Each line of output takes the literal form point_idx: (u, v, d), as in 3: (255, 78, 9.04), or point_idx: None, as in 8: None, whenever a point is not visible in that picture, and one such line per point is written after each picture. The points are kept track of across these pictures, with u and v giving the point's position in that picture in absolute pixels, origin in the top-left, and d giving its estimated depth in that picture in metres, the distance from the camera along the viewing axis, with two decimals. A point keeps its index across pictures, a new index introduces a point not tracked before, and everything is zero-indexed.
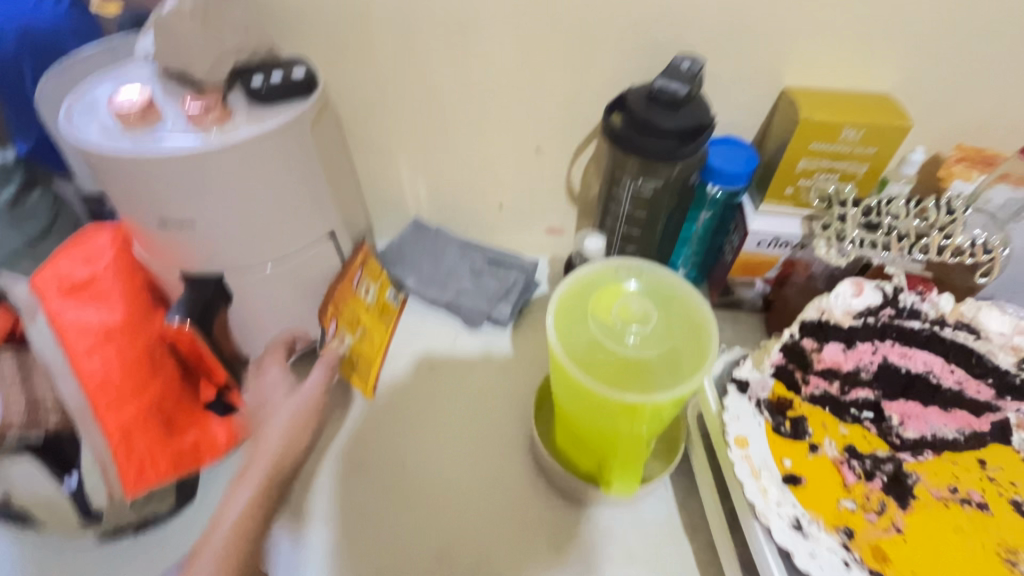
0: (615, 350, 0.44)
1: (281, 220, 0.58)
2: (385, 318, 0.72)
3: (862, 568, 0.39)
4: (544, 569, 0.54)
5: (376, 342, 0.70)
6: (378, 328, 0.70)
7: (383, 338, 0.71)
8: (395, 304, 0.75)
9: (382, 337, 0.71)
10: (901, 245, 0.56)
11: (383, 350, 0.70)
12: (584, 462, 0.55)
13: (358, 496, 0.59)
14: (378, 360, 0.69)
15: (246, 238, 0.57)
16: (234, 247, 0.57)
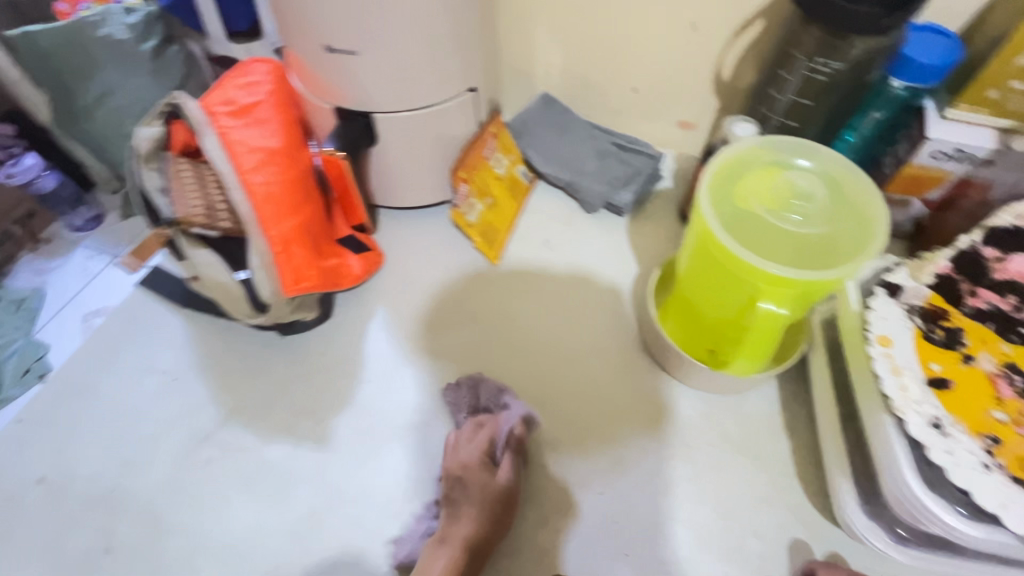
0: (767, 223, 0.43)
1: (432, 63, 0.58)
2: (513, 190, 0.74)
3: (1004, 474, 0.37)
4: (642, 435, 0.56)
5: (506, 213, 0.71)
6: (508, 200, 0.72)
7: (512, 210, 0.72)
8: (525, 181, 0.76)
9: (513, 210, 0.72)
10: None
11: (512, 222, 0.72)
12: (699, 344, 0.56)
13: (467, 339, 0.63)
14: (508, 229, 0.71)
15: (398, 77, 0.58)
16: (386, 84, 0.58)
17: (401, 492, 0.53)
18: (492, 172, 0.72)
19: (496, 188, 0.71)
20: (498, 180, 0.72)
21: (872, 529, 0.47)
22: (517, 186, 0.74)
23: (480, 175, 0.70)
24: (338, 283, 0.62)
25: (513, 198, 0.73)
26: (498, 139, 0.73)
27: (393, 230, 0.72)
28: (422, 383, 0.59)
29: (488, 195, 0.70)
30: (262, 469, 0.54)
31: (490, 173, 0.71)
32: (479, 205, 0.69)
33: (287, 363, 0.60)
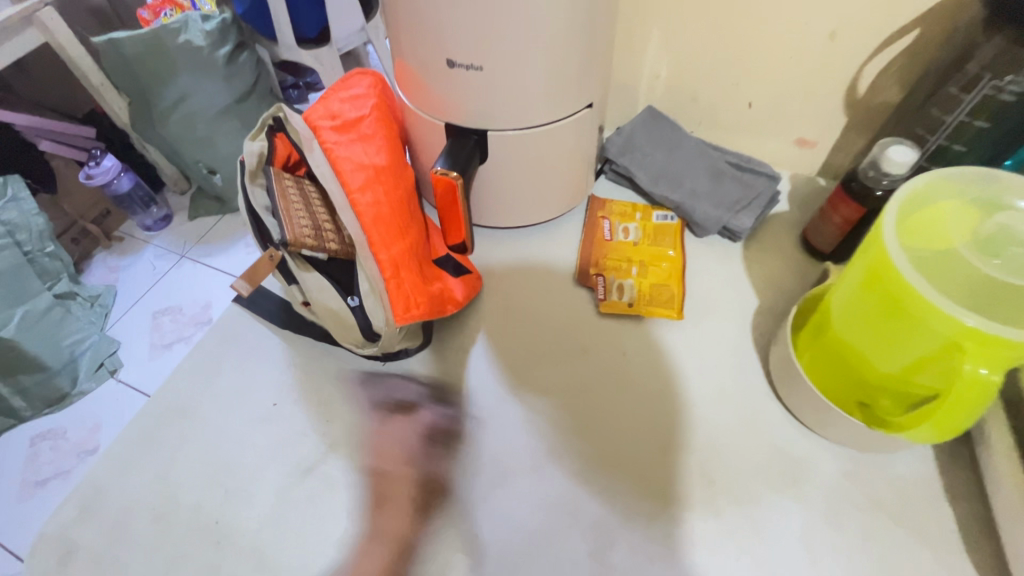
0: (978, 273, 0.37)
1: (555, 76, 0.55)
2: (660, 246, 0.67)
3: None
4: (778, 494, 0.50)
5: (659, 271, 0.65)
6: (655, 257, 0.66)
7: (670, 267, 0.65)
8: (666, 228, 0.69)
9: (668, 263, 0.65)
10: None
11: (673, 272, 0.65)
12: (846, 395, 0.50)
13: (576, 371, 0.59)
14: (675, 286, 0.63)
15: (519, 93, 0.55)
16: (505, 100, 0.55)
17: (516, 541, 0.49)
18: (626, 244, 0.67)
19: (640, 258, 0.66)
20: (635, 248, 0.67)
21: None
22: (662, 238, 0.68)
23: (619, 251, 0.67)
24: (443, 309, 0.58)
25: (660, 254, 0.66)
26: (612, 215, 0.70)
27: (490, 251, 0.69)
28: (531, 421, 0.55)
29: (634, 269, 0.65)
30: (366, 507, 0.51)
31: (624, 248, 0.67)
32: (626, 283, 0.64)
33: (388, 394, 0.57)
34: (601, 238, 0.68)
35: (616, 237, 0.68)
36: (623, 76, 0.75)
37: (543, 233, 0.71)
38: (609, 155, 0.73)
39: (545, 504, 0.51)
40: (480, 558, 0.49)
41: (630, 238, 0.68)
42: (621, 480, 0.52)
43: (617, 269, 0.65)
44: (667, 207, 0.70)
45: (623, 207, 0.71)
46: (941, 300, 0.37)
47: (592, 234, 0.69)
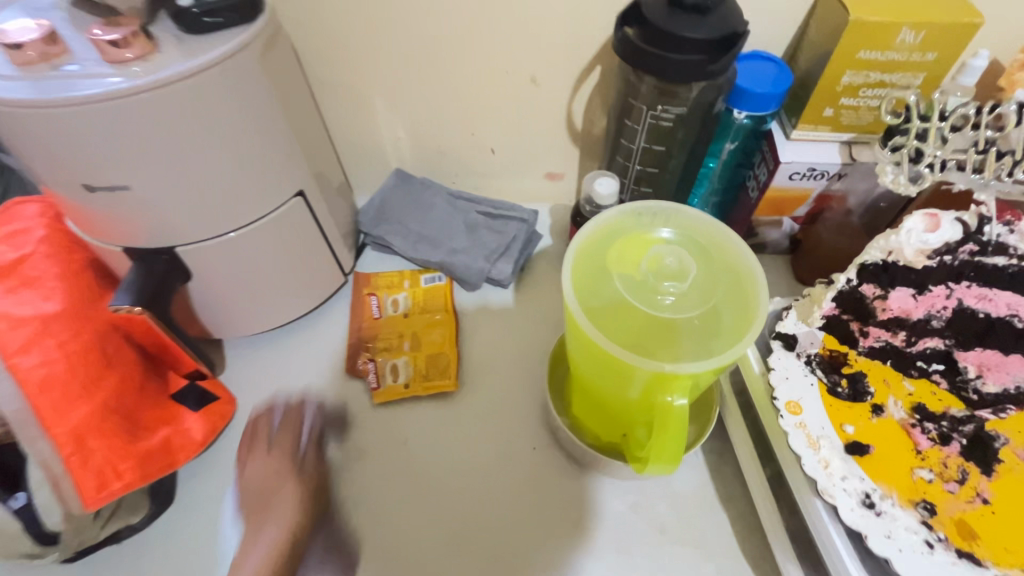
0: (649, 316, 0.37)
1: (241, 176, 0.48)
2: (432, 310, 0.64)
3: (951, 550, 0.32)
4: (572, 551, 0.49)
5: (433, 340, 0.61)
6: (426, 325, 0.62)
7: (443, 331, 0.62)
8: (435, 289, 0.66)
9: (443, 327, 0.62)
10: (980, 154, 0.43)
11: (446, 336, 0.61)
12: (608, 434, 0.49)
13: (354, 481, 0.53)
14: (448, 350, 0.60)
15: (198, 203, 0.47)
16: (183, 212, 0.47)
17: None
18: (398, 315, 0.64)
19: (411, 329, 0.62)
20: (404, 320, 0.63)
21: None
22: (434, 301, 0.65)
23: (388, 327, 0.63)
24: (173, 461, 0.50)
25: (433, 319, 0.63)
26: (378, 287, 0.66)
27: (247, 365, 0.61)
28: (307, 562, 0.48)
29: (405, 343, 0.61)
30: None
31: (394, 321, 0.63)
32: (398, 361, 0.60)
33: None
34: (367, 318, 0.63)
35: (385, 312, 0.64)
36: (363, 140, 0.70)
37: (307, 325, 0.64)
38: (366, 230, 0.69)
39: None
40: None
41: (399, 309, 0.64)
42: None
43: (387, 348, 0.61)
44: (433, 268, 0.67)
45: (390, 276, 0.67)
46: (619, 351, 0.36)
47: (357, 315, 0.64)
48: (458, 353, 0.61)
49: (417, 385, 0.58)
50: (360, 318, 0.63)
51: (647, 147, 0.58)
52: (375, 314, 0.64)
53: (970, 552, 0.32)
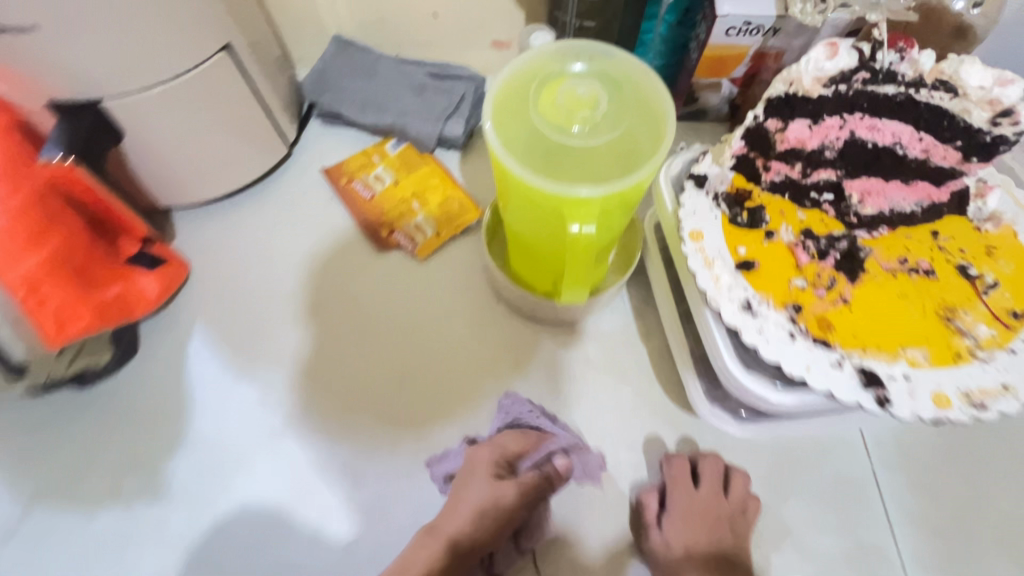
0: (555, 141, 0.39)
1: (158, 26, 0.46)
2: (415, 173, 0.65)
3: (808, 339, 0.38)
4: (506, 383, 0.54)
5: (434, 189, 0.64)
6: (423, 183, 0.65)
7: (437, 183, 0.65)
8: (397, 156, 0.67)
9: (434, 175, 0.65)
10: None
11: (443, 183, 0.65)
12: (538, 283, 0.53)
13: (310, 334, 0.57)
14: (453, 190, 0.64)
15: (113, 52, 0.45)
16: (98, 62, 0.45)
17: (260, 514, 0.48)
18: (386, 187, 0.64)
19: (412, 191, 0.64)
20: (400, 187, 0.64)
21: (717, 413, 0.48)
22: (412, 166, 0.66)
23: (386, 198, 0.64)
24: (129, 313, 0.52)
25: (421, 178, 0.65)
26: (353, 171, 0.65)
27: (196, 233, 0.62)
28: (267, 395, 0.53)
29: (415, 203, 0.64)
30: (87, 542, 0.46)
31: (392, 191, 0.64)
32: (419, 220, 0.62)
33: (94, 419, 0.51)
34: (359, 196, 0.64)
35: (375, 190, 0.64)
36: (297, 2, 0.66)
37: (254, 198, 0.64)
38: (309, 100, 0.67)
39: (289, 472, 0.50)
40: (232, 542, 0.47)
41: (385, 182, 0.65)
42: (363, 420, 0.52)
43: (401, 214, 0.63)
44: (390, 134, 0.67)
45: (358, 159, 0.66)
46: (520, 170, 0.38)
47: (345, 190, 0.64)
48: (461, 189, 0.65)
49: (442, 231, 0.62)
50: (346, 190, 0.64)
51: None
52: (361, 191, 0.64)
53: (823, 339, 0.38)
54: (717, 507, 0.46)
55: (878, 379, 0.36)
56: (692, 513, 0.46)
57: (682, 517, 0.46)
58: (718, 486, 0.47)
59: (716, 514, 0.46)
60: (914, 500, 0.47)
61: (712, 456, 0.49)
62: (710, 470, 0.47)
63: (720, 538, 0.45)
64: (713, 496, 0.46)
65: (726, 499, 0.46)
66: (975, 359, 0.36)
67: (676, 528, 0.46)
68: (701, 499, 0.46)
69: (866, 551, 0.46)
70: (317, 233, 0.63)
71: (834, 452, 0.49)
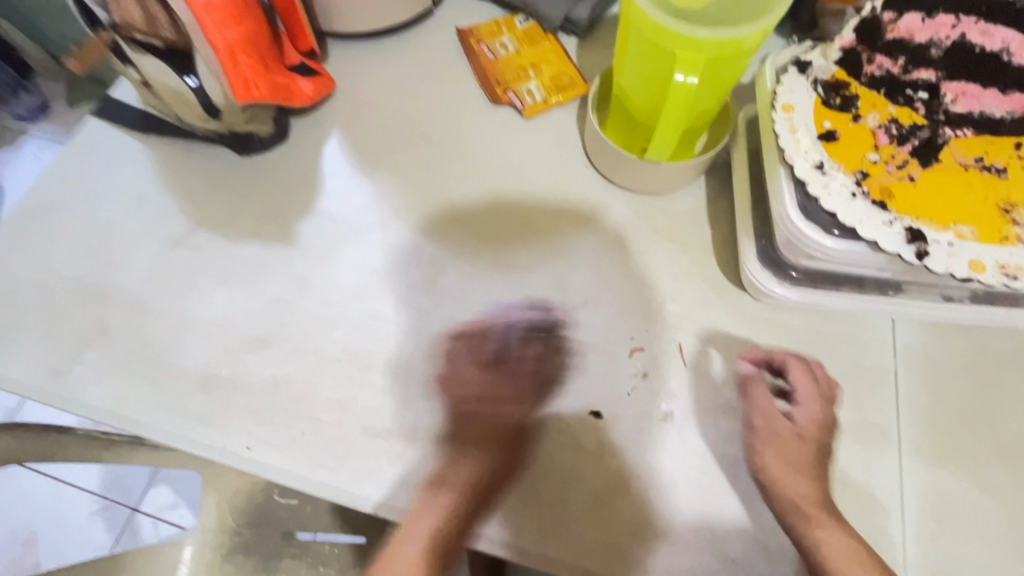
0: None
1: None
2: (535, 47, 0.72)
3: (867, 199, 0.43)
4: (580, 228, 0.62)
5: (550, 63, 0.71)
6: (541, 56, 0.71)
7: (553, 59, 0.71)
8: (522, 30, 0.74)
9: (553, 51, 0.72)
10: None
11: (560, 60, 0.71)
12: (633, 143, 0.60)
13: (424, 159, 0.66)
14: (566, 67, 0.71)
15: None
16: None
17: (351, 294, 0.57)
18: (507, 54, 0.72)
19: (530, 61, 0.71)
20: (520, 55, 0.72)
21: (765, 275, 0.52)
22: (534, 40, 0.72)
23: (504, 62, 0.71)
24: (289, 100, 0.63)
25: (540, 52, 0.72)
26: (482, 34, 0.73)
27: (346, 60, 0.72)
28: (381, 194, 0.63)
29: (530, 71, 0.71)
30: (231, 263, 0.59)
31: (511, 58, 0.72)
32: (532, 86, 0.70)
33: (251, 179, 0.63)
34: (483, 57, 0.72)
35: (498, 54, 0.72)
36: None
37: (395, 43, 0.74)
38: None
39: (389, 250, 0.60)
40: (337, 289, 0.58)
41: (507, 50, 0.72)
42: (455, 228, 0.62)
43: (518, 78, 0.71)
44: (521, 10, 0.74)
45: (489, 25, 0.73)
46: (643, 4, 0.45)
47: (472, 49, 0.72)
48: (573, 68, 0.71)
49: (552, 98, 0.69)
50: (472, 49, 0.72)
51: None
52: (484, 52, 0.72)
53: (881, 202, 0.42)
54: (803, 421, 0.49)
55: (923, 237, 0.41)
56: (819, 414, 0.49)
57: (761, 425, 0.49)
58: (807, 399, 0.50)
59: (803, 429, 0.49)
60: (927, 396, 0.52)
61: (798, 366, 0.51)
62: (800, 381, 0.50)
63: (808, 453, 0.48)
64: (803, 409, 0.49)
65: (824, 412, 0.49)
66: (1019, 243, 0.41)
67: (758, 440, 0.49)
68: (788, 412, 0.50)
69: (871, 427, 0.51)
70: (442, 80, 0.71)
71: (864, 344, 0.53)
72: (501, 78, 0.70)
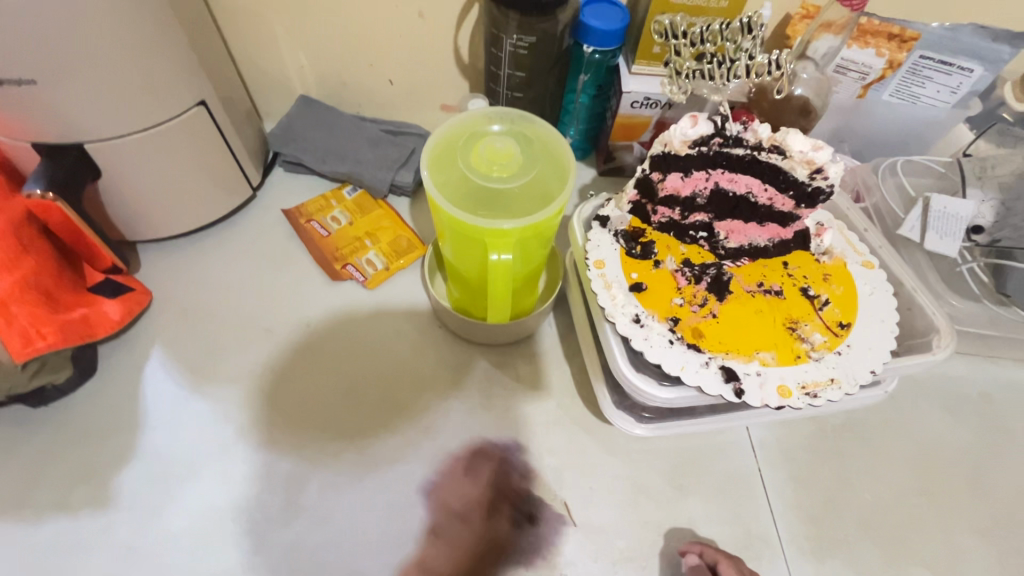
0: (479, 186, 0.49)
1: (138, 93, 0.52)
2: (367, 216, 0.72)
3: (683, 344, 0.47)
4: (444, 396, 0.60)
5: (386, 229, 0.72)
6: (375, 224, 0.72)
7: (387, 223, 0.72)
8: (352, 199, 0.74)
9: (386, 217, 0.73)
10: (723, 71, 0.56)
11: (394, 224, 0.72)
12: (474, 308, 0.60)
13: (268, 357, 0.61)
14: (402, 229, 0.72)
15: (93, 112, 0.51)
16: (76, 118, 0.51)
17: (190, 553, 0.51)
18: (340, 227, 0.71)
19: (365, 229, 0.71)
20: (353, 227, 0.71)
21: (622, 417, 0.53)
22: (366, 208, 0.73)
23: (339, 235, 0.71)
24: (90, 333, 0.56)
25: (373, 220, 0.72)
26: (312, 211, 0.72)
27: (163, 263, 0.67)
28: (219, 413, 0.57)
29: (367, 240, 0.71)
30: (33, 553, 0.50)
31: (345, 230, 0.71)
32: (371, 256, 0.69)
33: (52, 435, 0.56)
34: (316, 234, 0.71)
35: (331, 229, 0.71)
36: (266, 70, 0.73)
37: (217, 236, 0.70)
38: (274, 150, 0.74)
39: (233, 481, 0.54)
40: (172, 549, 0.51)
41: (340, 223, 0.72)
42: (310, 433, 0.57)
43: (354, 250, 0.70)
44: (347, 181, 0.75)
45: (317, 201, 0.73)
46: (448, 205, 0.47)
47: (303, 228, 0.71)
48: (409, 230, 0.72)
49: (394, 262, 0.69)
50: (302, 228, 0.71)
51: (515, 48, 0.65)
52: (317, 229, 0.71)
53: (695, 345, 0.47)
54: None
55: (736, 374, 0.45)
56: None
57: None
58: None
59: None
60: (792, 490, 0.55)
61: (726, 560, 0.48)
62: None
63: None
64: None
65: None
66: (810, 359, 0.46)
67: None
68: None
69: (755, 539, 0.53)
70: (275, 266, 0.68)
71: (726, 452, 0.57)
72: (338, 253, 0.69)
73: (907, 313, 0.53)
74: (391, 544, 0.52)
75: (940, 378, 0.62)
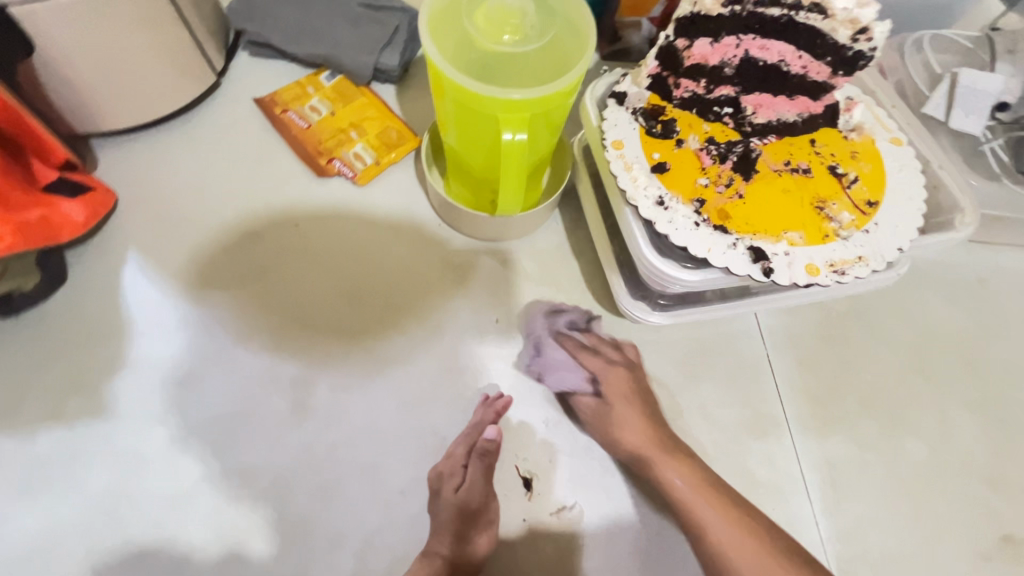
0: (487, 50, 0.43)
1: None
2: (349, 105, 0.65)
3: (710, 226, 0.44)
4: (450, 295, 0.58)
5: (372, 119, 0.64)
6: (359, 113, 0.65)
7: (374, 113, 0.65)
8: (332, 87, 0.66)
9: (371, 106, 0.65)
10: None
11: (381, 113, 0.65)
12: (479, 201, 0.56)
13: (257, 259, 0.57)
14: (391, 118, 0.65)
15: None
16: None
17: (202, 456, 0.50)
18: (320, 118, 0.64)
19: (349, 120, 0.64)
20: (335, 117, 0.64)
21: (638, 305, 0.52)
22: (348, 97, 0.65)
23: (322, 127, 0.64)
24: (54, 237, 0.51)
25: (358, 109, 0.65)
26: (287, 100, 0.64)
27: (125, 161, 0.60)
28: (211, 318, 0.54)
29: (352, 132, 0.64)
30: (36, 462, 0.49)
31: (327, 122, 0.64)
32: (358, 149, 0.63)
33: (32, 345, 0.52)
34: (294, 126, 0.63)
35: (311, 119, 0.64)
36: None
37: (181, 130, 0.62)
38: (237, 28, 0.64)
39: (237, 386, 0.52)
40: (183, 452, 0.50)
41: (320, 113, 0.64)
42: (312, 336, 0.54)
43: (339, 142, 0.63)
44: (325, 66, 0.66)
45: (292, 89, 0.65)
46: (455, 73, 0.41)
47: (280, 120, 0.64)
48: (398, 120, 0.65)
49: (385, 156, 0.63)
50: (278, 119, 0.63)
51: None
52: (295, 120, 0.63)
53: (722, 226, 0.44)
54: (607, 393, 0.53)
55: (765, 255, 0.44)
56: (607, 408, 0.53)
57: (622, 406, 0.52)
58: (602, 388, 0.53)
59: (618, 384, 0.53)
60: (800, 374, 0.56)
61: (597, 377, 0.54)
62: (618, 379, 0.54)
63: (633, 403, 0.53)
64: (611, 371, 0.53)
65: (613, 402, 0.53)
66: (839, 238, 0.45)
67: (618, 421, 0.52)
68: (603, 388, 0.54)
69: (763, 420, 0.54)
70: (251, 163, 0.62)
71: (737, 341, 0.57)
72: (321, 147, 0.62)
73: (932, 192, 0.51)
74: (407, 440, 0.52)
75: (943, 265, 0.62)
